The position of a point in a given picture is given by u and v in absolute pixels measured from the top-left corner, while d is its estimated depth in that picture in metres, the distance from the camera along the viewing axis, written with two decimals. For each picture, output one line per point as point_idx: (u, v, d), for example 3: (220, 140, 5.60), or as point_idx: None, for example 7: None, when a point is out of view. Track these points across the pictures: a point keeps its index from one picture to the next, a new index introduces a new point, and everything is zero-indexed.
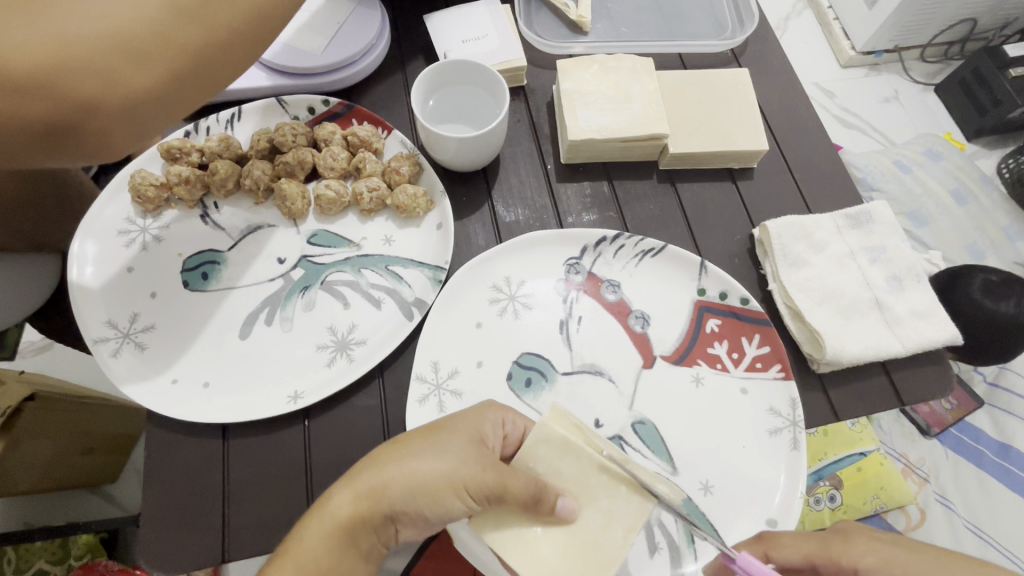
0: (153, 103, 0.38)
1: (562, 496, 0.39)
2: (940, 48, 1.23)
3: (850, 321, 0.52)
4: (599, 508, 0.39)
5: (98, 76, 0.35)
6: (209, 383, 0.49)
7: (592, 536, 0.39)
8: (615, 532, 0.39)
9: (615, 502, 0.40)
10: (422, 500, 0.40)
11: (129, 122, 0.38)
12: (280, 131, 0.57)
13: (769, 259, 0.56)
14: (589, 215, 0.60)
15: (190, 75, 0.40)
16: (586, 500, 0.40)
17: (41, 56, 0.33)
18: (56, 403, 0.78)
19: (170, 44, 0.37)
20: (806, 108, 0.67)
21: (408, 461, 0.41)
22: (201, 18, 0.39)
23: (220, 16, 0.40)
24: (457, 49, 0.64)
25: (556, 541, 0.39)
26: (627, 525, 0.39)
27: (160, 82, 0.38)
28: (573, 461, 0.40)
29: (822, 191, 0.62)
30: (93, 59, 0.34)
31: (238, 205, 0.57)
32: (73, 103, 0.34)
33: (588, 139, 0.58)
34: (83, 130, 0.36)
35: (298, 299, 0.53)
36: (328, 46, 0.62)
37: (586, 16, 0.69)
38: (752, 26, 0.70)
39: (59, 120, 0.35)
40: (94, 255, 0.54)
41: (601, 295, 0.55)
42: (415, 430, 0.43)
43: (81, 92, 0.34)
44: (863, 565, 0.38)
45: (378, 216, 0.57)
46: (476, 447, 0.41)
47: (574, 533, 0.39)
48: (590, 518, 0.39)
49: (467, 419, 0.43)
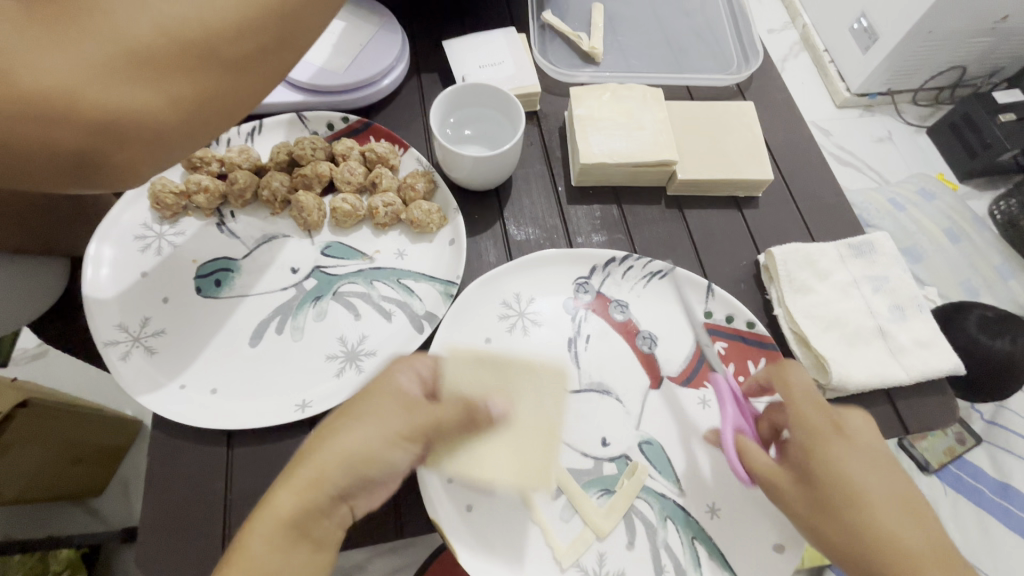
0: (172, 128, 0.37)
1: (495, 403, 0.45)
2: (931, 93, 1.26)
3: (855, 348, 0.53)
4: (527, 396, 0.49)
5: (107, 98, 0.33)
6: (217, 389, 0.49)
7: (530, 421, 0.48)
8: (548, 408, 0.49)
9: (538, 385, 0.49)
10: (370, 474, 0.38)
11: (152, 149, 0.37)
12: (299, 145, 0.59)
13: (774, 284, 0.58)
14: (598, 236, 0.61)
15: (215, 95, 0.38)
16: (512, 395, 0.48)
17: (52, 80, 0.32)
18: (49, 411, 0.80)
19: (179, 62, 0.35)
20: (808, 142, 0.69)
21: (336, 438, 0.38)
22: (219, 33, 0.36)
23: (235, 20, 0.37)
24: (475, 74, 0.66)
25: (505, 450, 0.46)
26: (556, 400, 0.49)
27: (176, 105, 0.36)
28: (495, 375, 0.48)
29: (824, 219, 0.64)
30: (103, 84, 0.33)
31: (254, 215, 0.58)
32: (92, 129, 0.33)
33: (600, 163, 0.59)
34: (107, 158, 0.35)
35: (310, 309, 0.53)
36: (350, 66, 0.64)
37: (599, 47, 0.72)
38: (756, 63, 0.73)
39: (89, 151, 0.34)
40: (111, 258, 0.54)
41: (609, 314, 0.56)
42: (336, 413, 0.40)
43: (98, 117, 0.33)
44: (810, 422, 0.43)
45: (392, 230, 0.59)
46: (408, 409, 0.39)
47: (516, 428, 0.47)
48: (524, 408, 0.48)
49: (378, 380, 0.41)
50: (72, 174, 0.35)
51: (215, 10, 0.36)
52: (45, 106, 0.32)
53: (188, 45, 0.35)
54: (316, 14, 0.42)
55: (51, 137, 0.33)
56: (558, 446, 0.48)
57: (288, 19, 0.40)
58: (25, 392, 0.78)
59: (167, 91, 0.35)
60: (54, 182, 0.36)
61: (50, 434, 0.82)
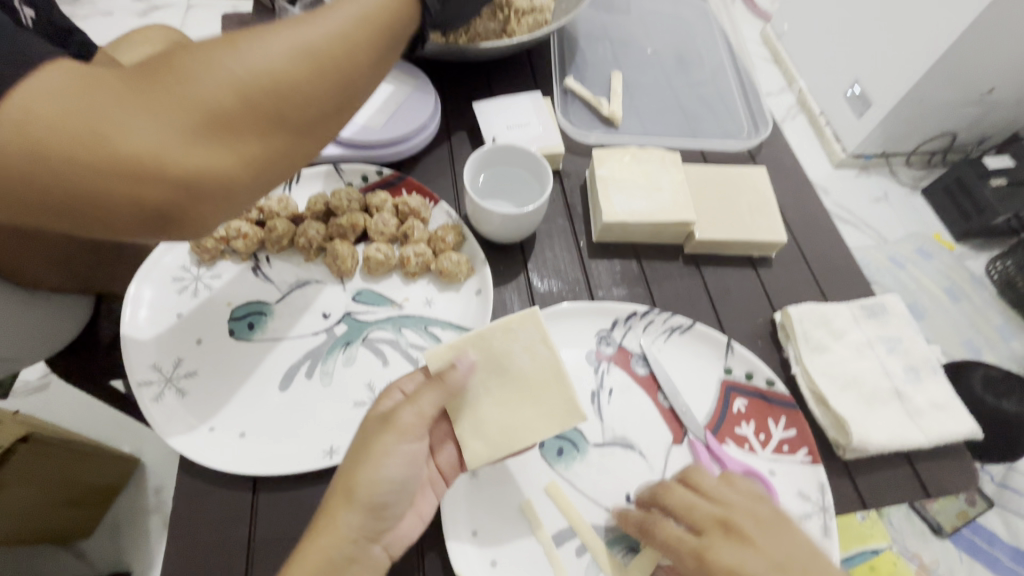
0: (242, 185, 0.39)
1: (458, 360, 0.48)
2: (924, 156, 1.21)
3: (872, 408, 0.54)
4: (521, 346, 0.49)
5: (188, 159, 0.35)
6: (245, 433, 0.49)
7: (522, 367, 0.49)
8: (530, 350, 0.49)
9: (521, 336, 0.49)
10: (380, 504, 0.44)
11: (222, 204, 0.39)
12: (336, 196, 0.62)
13: (791, 342, 0.59)
14: (619, 289, 0.63)
15: (282, 155, 0.40)
16: (493, 359, 0.49)
17: (141, 143, 0.34)
18: (49, 449, 0.80)
19: (255, 126, 0.37)
20: (818, 205, 0.72)
21: (345, 479, 0.44)
22: (291, 99, 0.39)
23: (304, 81, 0.39)
24: (503, 134, 0.70)
25: (528, 405, 0.48)
26: (528, 343, 0.49)
27: (248, 164, 0.38)
28: (471, 344, 0.49)
29: (836, 281, 0.66)
30: (188, 146, 0.35)
31: (288, 261, 0.60)
32: (174, 187, 0.35)
33: (622, 221, 0.62)
34: (183, 214, 0.37)
35: (340, 354, 0.54)
36: (386, 123, 0.68)
37: (618, 113, 0.76)
38: (766, 131, 0.78)
39: (167, 205, 0.36)
40: (149, 299, 0.55)
41: (632, 367, 0.57)
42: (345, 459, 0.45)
43: (181, 177, 0.35)
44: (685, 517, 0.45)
45: (420, 279, 0.61)
46: (388, 426, 0.45)
47: (510, 380, 0.49)
48: (518, 360, 0.49)
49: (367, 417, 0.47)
50: (148, 229, 0.37)
51: (287, 73, 0.38)
52: (134, 166, 0.34)
53: (263, 108, 0.37)
54: (372, 80, 0.45)
55: (134, 195, 0.34)
56: (570, 387, 0.48)
57: (351, 85, 0.42)
58: (32, 424, 0.78)
59: (243, 152, 0.37)
60: (131, 236, 0.37)
61: (46, 472, 0.81)
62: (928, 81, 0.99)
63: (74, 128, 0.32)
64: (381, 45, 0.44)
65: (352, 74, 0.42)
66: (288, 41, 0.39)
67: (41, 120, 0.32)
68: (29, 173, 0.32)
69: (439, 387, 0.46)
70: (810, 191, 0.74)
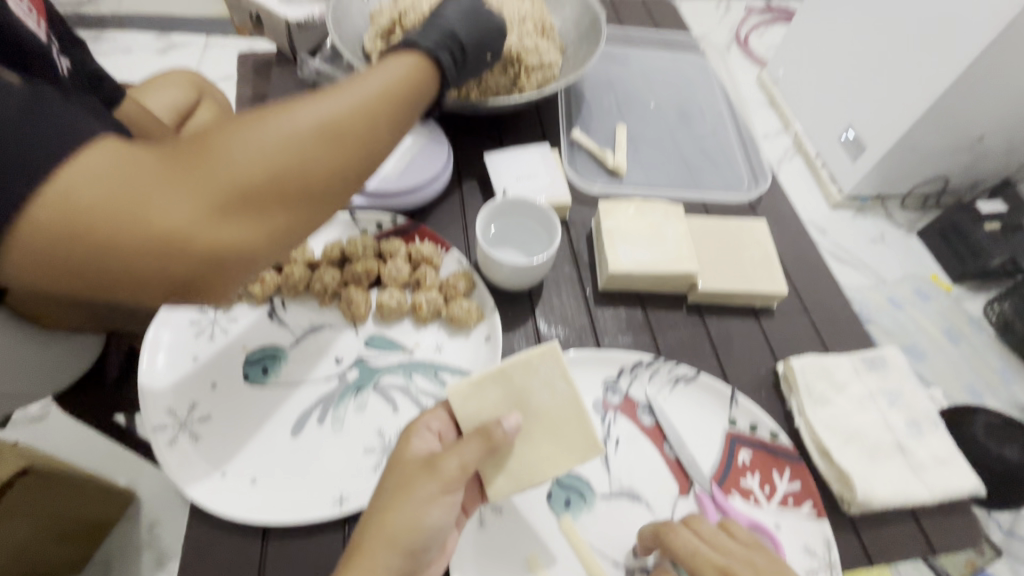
0: (263, 255, 0.41)
1: (506, 420, 0.48)
2: (919, 198, 1.19)
3: (876, 462, 0.55)
4: (543, 383, 0.50)
5: (216, 236, 0.37)
6: (257, 479, 0.50)
7: (548, 406, 0.50)
8: (556, 389, 0.50)
9: (545, 373, 0.50)
10: (417, 548, 0.44)
11: (244, 273, 0.41)
12: (351, 244, 0.64)
13: (794, 394, 0.60)
14: (624, 337, 0.65)
15: (303, 227, 0.42)
16: (523, 399, 0.50)
17: (174, 223, 0.35)
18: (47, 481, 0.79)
19: (279, 204, 0.40)
20: (816, 256, 0.75)
21: (383, 523, 0.44)
22: (315, 177, 0.41)
23: (326, 156, 0.41)
24: (513, 184, 0.72)
25: (550, 442, 0.50)
26: (552, 380, 0.50)
27: (270, 237, 0.40)
28: (496, 385, 0.50)
29: (836, 331, 0.68)
30: (216, 224, 0.37)
31: (303, 305, 0.62)
32: (200, 261, 0.37)
33: (627, 272, 0.64)
34: (204, 282, 0.39)
35: (351, 400, 0.55)
36: (401, 173, 0.71)
37: (623, 164, 0.79)
38: (766, 183, 0.81)
39: (193, 277, 0.38)
40: (167, 342, 0.57)
41: (637, 417, 0.58)
42: (381, 499, 0.45)
43: (206, 249, 0.37)
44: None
45: (430, 325, 0.62)
46: (432, 474, 0.45)
47: (539, 419, 0.50)
48: (539, 397, 0.50)
49: (400, 457, 0.47)
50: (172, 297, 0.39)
51: (311, 153, 0.40)
52: (163, 240, 0.35)
53: (287, 182, 0.39)
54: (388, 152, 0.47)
55: (160, 267, 0.36)
56: (590, 424, 0.49)
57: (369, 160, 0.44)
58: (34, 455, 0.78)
59: (267, 227, 0.40)
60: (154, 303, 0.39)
61: (40, 506, 0.80)
62: (928, 132, 0.99)
63: (109, 204, 0.34)
64: (398, 118, 0.46)
65: (371, 150, 0.44)
66: (313, 122, 0.41)
67: (77, 202, 0.33)
68: (60, 247, 0.33)
69: (488, 445, 0.47)
70: (808, 242, 0.76)
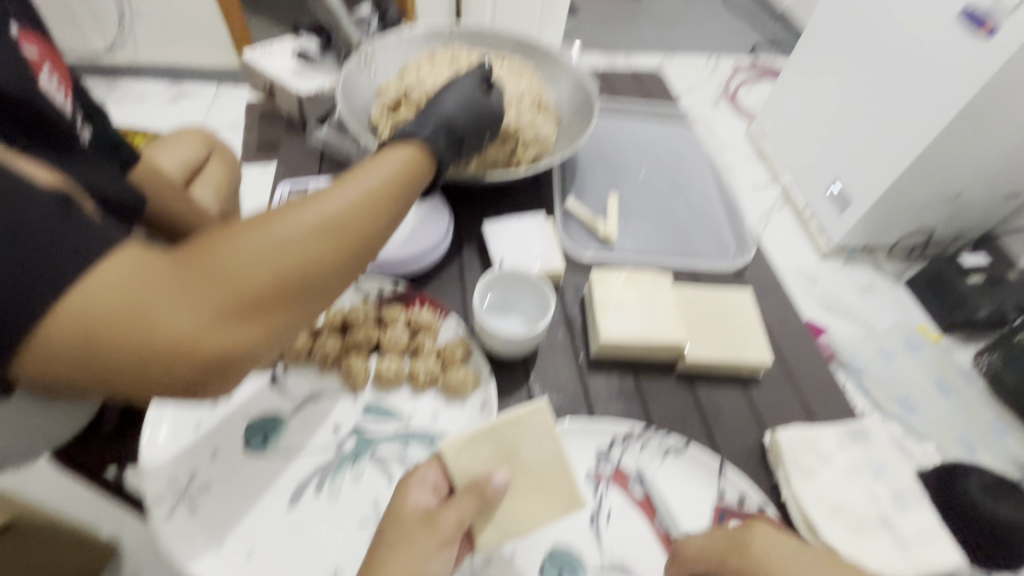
0: (263, 353, 0.41)
1: (496, 474, 0.50)
2: (905, 249, 1.21)
3: (861, 537, 0.56)
4: (530, 439, 0.52)
5: (222, 341, 0.37)
6: (253, 552, 0.51)
7: (535, 461, 0.52)
8: (543, 444, 0.52)
9: (532, 428, 0.52)
10: None
11: (243, 370, 0.41)
12: (353, 311, 0.66)
13: (781, 465, 0.62)
14: (615, 406, 0.67)
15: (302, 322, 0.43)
16: (512, 454, 0.52)
17: (182, 332, 0.35)
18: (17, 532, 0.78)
19: (284, 304, 0.40)
20: (800, 324, 0.78)
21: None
22: (319, 277, 0.42)
23: (331, 258, 0.43)
24: (509, 254, 0.76)
25: (537, 495, 0.52)
26: (539, 435, 0.52)
27: (271, 336, 0.41)
28: (488, 441, 0.52)
29: (821, 401, 0.70)
30: (223, 329, 0.37)
31: (304, 372, 0.63)
32: (204, 365, 0.37)
33: (618, 341, 0.67)
34: (204, 384, 0.39)
35: (348, 471, 0.57)
36: (403, 242, 0.74)
37: (614, 233, 0.83)
38: (750, 253, 0.85)
39: (195, 379, 0.38)
40: (170, 409, 0.58)
41: (629, 488, 0.59)
42: (380, 554, 0.45)
43: (211, 355, 0.37)
44: None
45: (427, 392, 0.64)
46: (431, 529, 0.45)
47: (527, 473, 0.52)
48: (526, 451, 0.52)
49: (397, 512, 0.47)
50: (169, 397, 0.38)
51: (317, 255, 0.42)
52: (170, 349, 0.35)
53: (294, 284, 0.40)
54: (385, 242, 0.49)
55: (164, 374, 0.36)
56: (571, 476, 0.52)
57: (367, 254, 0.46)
58: (16, 510, 0.81)
59: (270, 327, 0.40)
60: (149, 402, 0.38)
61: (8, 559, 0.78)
62: (914, 189, 1.02)
63: (119, 315, 0.33)
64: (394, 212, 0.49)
65: (369, 245, 0.46)
66: (318, 224, 0.42)
67: (85, 316, 0.33)
68: (67, 360, 0.33)
69: (478, 496, 0.49)
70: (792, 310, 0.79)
